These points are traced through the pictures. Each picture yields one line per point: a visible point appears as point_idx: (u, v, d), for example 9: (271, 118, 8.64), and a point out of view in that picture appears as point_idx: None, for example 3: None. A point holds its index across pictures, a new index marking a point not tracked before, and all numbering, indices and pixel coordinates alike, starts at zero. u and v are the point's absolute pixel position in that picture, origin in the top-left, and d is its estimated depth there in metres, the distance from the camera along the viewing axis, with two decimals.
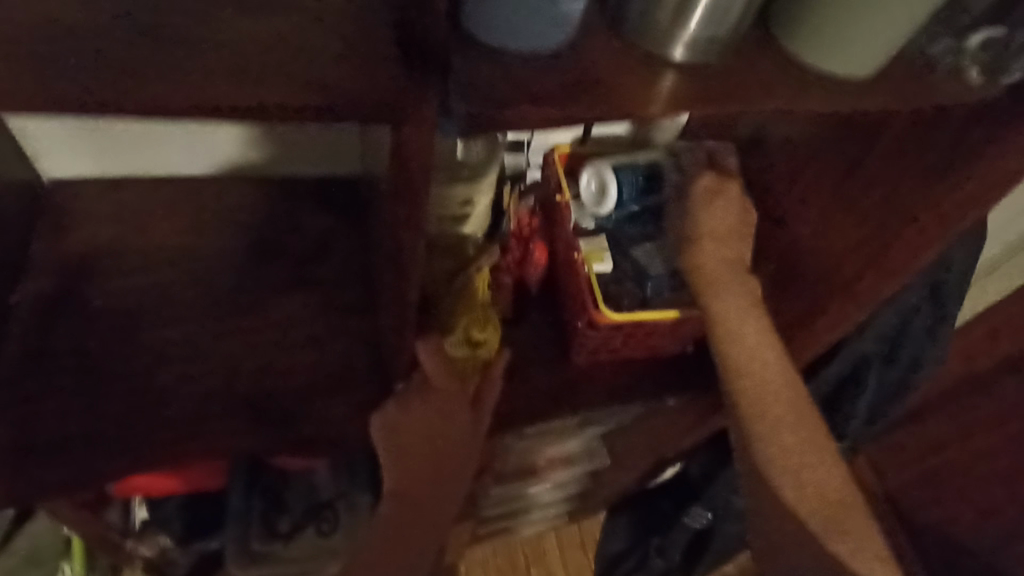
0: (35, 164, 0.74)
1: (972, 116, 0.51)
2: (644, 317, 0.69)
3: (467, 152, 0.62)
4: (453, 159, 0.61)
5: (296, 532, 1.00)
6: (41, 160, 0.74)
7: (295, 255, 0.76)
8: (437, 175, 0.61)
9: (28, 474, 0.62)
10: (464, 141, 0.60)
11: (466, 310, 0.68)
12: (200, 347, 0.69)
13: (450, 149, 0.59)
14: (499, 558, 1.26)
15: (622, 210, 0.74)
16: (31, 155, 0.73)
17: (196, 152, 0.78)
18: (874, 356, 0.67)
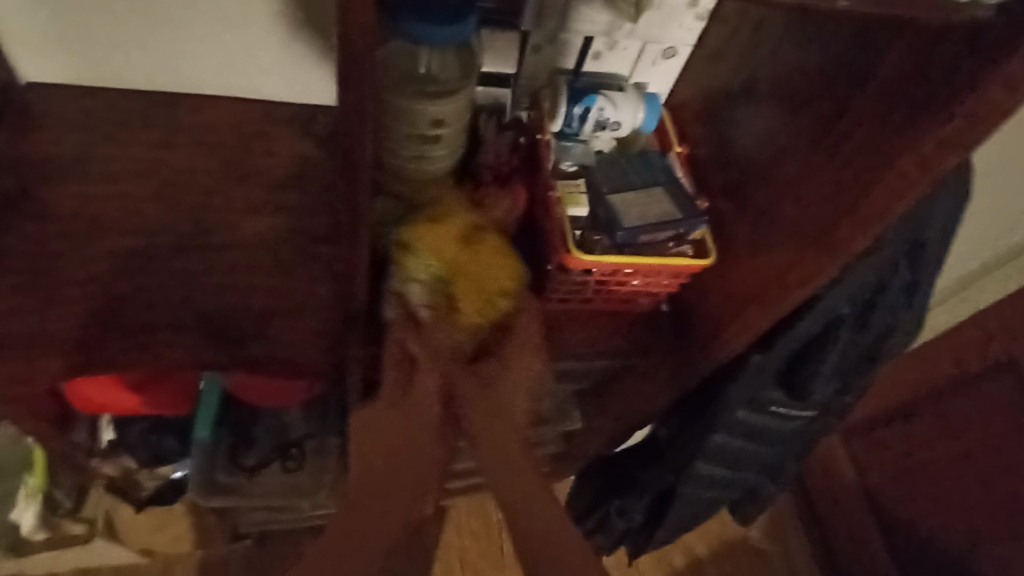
0: (12, 67, 0.72)
1: (967, 39, 0.44)
2: (640, 260, 0.66)
3: (431, 64, 0.60)
4: (416, 71, 0.60)
5: (262, 468, 1.00)
6: (19, 63, 0.72)
7: (266, 179, 0.73)
8: (397, 89, 0.59)
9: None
10: (429, 52, 0.59)
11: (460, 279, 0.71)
12: (157, 258, 0.68)
13: (410, 53, 0.58)
14: (472, 516, 1.27)
15: (578, 128, 0.72)
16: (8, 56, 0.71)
17: (180, 69, 0.75)
18: (848, 317, 0.63)
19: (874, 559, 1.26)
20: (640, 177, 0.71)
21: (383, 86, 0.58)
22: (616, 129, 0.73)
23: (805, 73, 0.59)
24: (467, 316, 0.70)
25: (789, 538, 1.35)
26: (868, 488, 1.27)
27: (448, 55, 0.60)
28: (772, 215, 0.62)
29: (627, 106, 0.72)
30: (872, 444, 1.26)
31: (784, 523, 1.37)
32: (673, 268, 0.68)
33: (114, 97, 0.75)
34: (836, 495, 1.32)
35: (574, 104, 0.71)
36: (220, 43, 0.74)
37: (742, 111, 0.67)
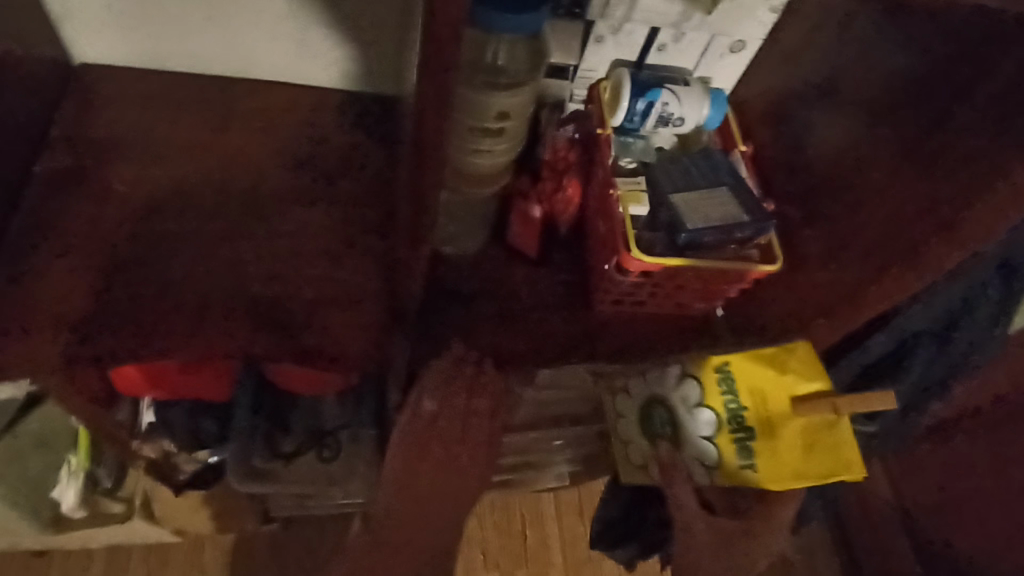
0: (67, 46, 0.72)
1: None
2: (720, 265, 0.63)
3: (509, 56, 0.57)
4: (494, 62, 0.57)
5: (298, 455, 0.99)
6: (75, 42, 0.72)
7: (319, 168, 0.73)
8: (470, 80, 0.57)
9: (30, 338, 0.60)
10: (511, 43, 0.56)
11: (764, 418, 0.65)
12: (209, 244, 0.67)
13: (491, 44, 0.55)
14: (496, 510, 1.25)
15: (639, 124, 0.69)
16: (64, 37, 0.71)
17: (231, 53, 0.75)
18: (925, 332, 0.63)
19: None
20: (703, 177, 0.68)
21: (461, 76, 0.56)
22: (679, 125, 0.70)
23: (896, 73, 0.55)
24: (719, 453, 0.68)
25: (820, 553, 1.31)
26: (904, 506, 1.22)
27: (522, 46, 0.57)
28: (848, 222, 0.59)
29: (693, 102, 0.69)
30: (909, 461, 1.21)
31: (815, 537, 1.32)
32: (736, 275, 0.65)
33: (171, 80, 0.75)
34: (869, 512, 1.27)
35: (638, 98, 0.68)
36: (274, 23, 0.72)
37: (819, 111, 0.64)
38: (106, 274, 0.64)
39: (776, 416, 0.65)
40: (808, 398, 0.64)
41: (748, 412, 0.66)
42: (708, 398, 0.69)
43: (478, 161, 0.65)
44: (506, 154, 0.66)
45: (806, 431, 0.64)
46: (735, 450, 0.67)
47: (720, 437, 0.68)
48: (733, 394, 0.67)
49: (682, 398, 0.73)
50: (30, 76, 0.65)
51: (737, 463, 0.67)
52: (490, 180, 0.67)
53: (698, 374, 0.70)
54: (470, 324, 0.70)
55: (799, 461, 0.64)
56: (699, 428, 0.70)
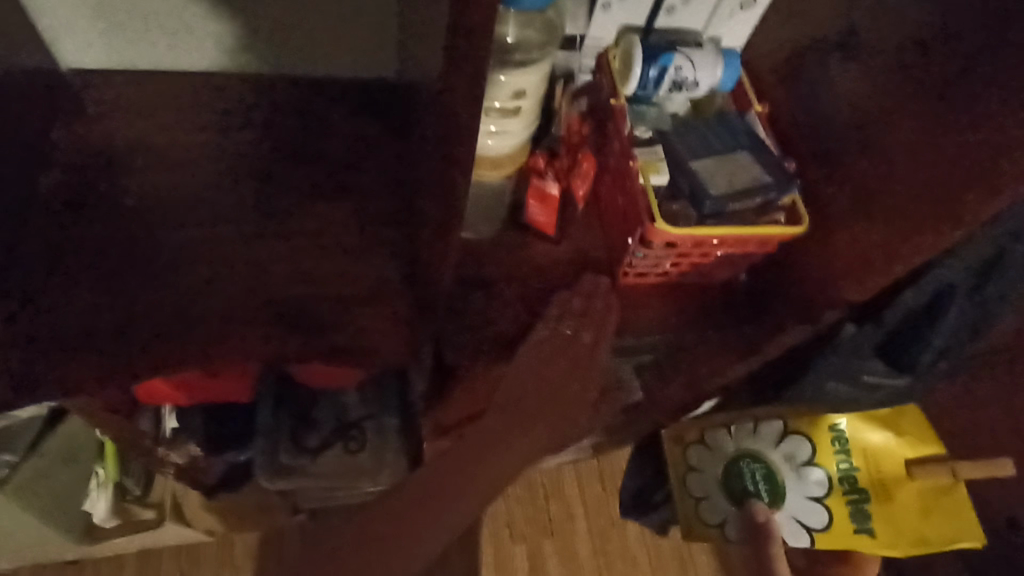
0: (52, 52, 0.70)
1: None
2: (745, 231, 0.62)
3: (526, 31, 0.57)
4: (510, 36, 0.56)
5: (325, 449, 0.97)
6: (59, 48, 0.70)
7: (326, 160, 0.71)
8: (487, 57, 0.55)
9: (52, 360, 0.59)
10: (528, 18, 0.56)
11: (879, 481, 0.80)
12: (222, 248, 0.66)
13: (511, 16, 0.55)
14: (518, 486, 1.26)
15: (652, 90, 0.67)
16: (48, 43, 0.69)
17: (220, 47, 0.73)
18: (959, 285, 0.61)
19: None
20: (723, 141, 0.67)
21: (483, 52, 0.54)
22: (694, 89, 0.68)
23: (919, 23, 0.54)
24: (863, 521, 0.78)
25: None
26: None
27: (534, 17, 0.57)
28: (876, 180, 0.58)
29: (706, 65, 0.67)
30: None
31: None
32: (762, 237, 0.64)
33: (168, 81, 0.74)
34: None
35: (650, 65, 0.66)
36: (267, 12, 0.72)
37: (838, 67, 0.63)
38: (126, 285, 0.63)
39: (890, 478, 0.79)
40: (924, 462, 0.79)
41: (862, 474, 0.80)
42: (820, 455, 0.80)
43: (494, 145, 0.63)
44: (520, 137, 0.63)
45: (922, 495, 0.78)
46: (848, 511, 0.78)
47: (832, 498, 0.79)
48: (846, 454, 0.80)
49: (788, 455, 0.83)
50: (24, 86, 0.63)
51: (855, 526, 0.78)
52: (512, 163, 0.65)
53: (809, 432, 0.82)
54: (494, 310, 0.69)
55: (919, 527, 0.76)
56: (808, 487, 0.80)
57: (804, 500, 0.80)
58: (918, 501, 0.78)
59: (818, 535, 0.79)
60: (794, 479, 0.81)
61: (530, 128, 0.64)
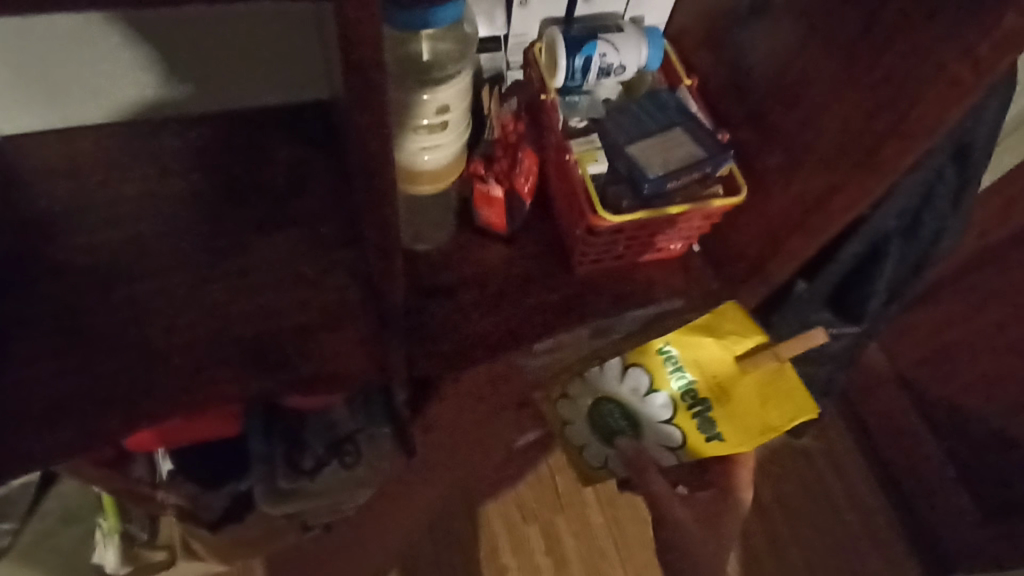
0: None
1: None
2: (683, 207, 0.64)
3: (437, 52, 0.60)
4: (423, 58, 0.60)
5: (322, 468, 0.97)
6: None
7: (270, 191, 0.72)
8: (402, 78, 0.58)
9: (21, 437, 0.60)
10: (434, 40, 0.60)
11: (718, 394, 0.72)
12: (178, 297, 0.66)
13: (418, 40, 0.59)
14: (522, 468, 1.29)
15: (580, 80, 0.68)
16: None
17: (147, 91, 0.73)
18: (893, 233, 0.63)
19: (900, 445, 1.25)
20: (655, 121, 0.68)
21: (393, 74, 0.57)
22: (622, 72, 0.69)
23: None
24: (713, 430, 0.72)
25: (835, 441, 1.32)
26: (898, 374, 1.22)
27: (444, 36, 0.61)
28: (800, 140, 0.60)
29: (630, 47, 0.68)
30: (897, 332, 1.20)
31: (828, 427, 1.33)
32: (703, 211, 0.65)
33: (93, 134, 0.73)
34: (870, 392, 1.27)
35: (573, 55, 0.66)
36: (177, 51, 0.71)
37: (754, 32, 0.64)
38: (87, 347, 0.64)
39: (724, 379, 0.72)
40: (751, 353, 0.71)
41: (698, 383, 0.73)
42: (656, 380, 0.75)
43: (431, 161, 0.64)
44: (457, 148, 0.66)
45: (761, 386, 0.70)
46: (695, 424, 0.73)
47: (679, 417, 0.74)
48: (680, 370, 0.73)
49: (631, 389, 0.77)
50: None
51: (704, 436, 0.73)
52: (451, 173, 0.67)
53: (642, 360, 0.76)
54: (458, 314, 0.71)
55: (759, 415, 0.70)
56: (658, 412, 0.76)
57: (659, 425, 0.76)
58: (758, 393, 0.70)
59: (682, 451, 0.76)
60: (639, 411, 0.77)
61: (463, 139, 0.66)
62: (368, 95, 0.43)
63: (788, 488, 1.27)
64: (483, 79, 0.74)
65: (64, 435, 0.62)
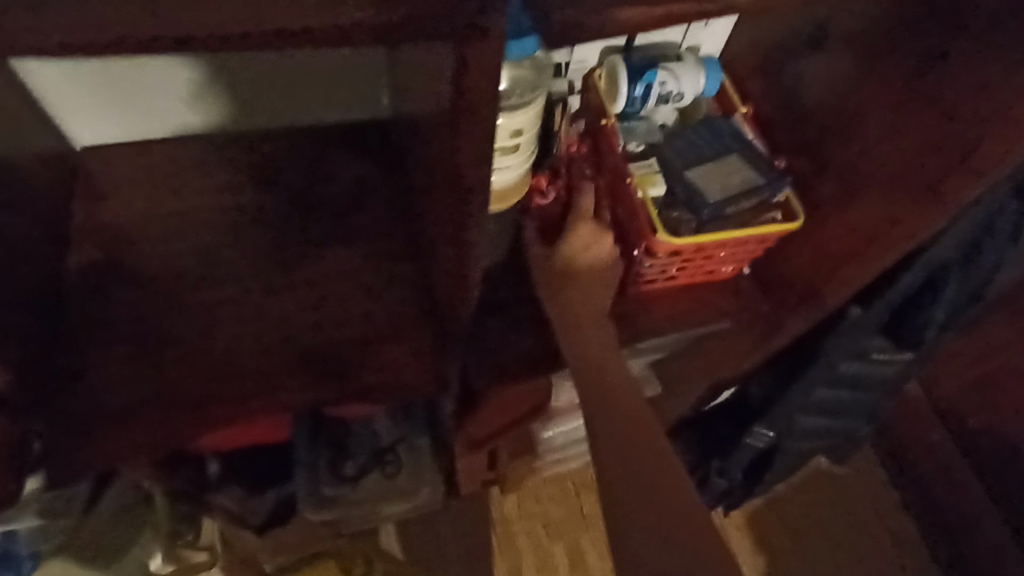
0: (64, 133, 0.74)
1: None
2: (743, 233, 0.65)
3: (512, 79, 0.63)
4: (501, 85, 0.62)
5: (364, 477, 1.01)
6: (70, 129, 0.74)
7: (335, 206, 0.76)
8: None
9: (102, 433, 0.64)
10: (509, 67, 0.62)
11: None
12: (248, 306, 0.70)
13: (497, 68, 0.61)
14: (552, 486, 1.29)
15: (639, 106, 0.70)
16: (59, 124, 0.73)
17: (221, 110, 0.77)
18: (951, 262, 0.64)
19: (877, 506, 1.26)
20: (711, 146, 0.69)
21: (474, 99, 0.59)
22: (679, 99, 0.71)
23: (882, 23, 0.59)
24: None
25: (869, 474, 1.28)
26: (936, 403, 1.21)
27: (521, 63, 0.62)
28: (862, 169, 0.62)
29: (689, 75, 0.70)
30: (939, 360, 1.19)
31: (863, 458, 1.30)
32: (761, 236, 0.66)
33: (170, 149, 0.77)
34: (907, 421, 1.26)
35: (635, 83, 0.68)
36: (254, 81, 0.75)
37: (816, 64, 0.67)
38: (165, 351, 0.67)
39: None
40: None
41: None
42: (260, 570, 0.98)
43: (498, 181, 0.67)
44: (524, 168, 0.68)
45: None
46: None
47: None
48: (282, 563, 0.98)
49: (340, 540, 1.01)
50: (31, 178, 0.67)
51: None
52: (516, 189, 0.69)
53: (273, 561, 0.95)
54: (513, 330, 0.73)
55: None
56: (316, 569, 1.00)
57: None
58: None
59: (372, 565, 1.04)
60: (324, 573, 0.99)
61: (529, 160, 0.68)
62: (456, 122, 0.46)
63: (821, 517, 1.24)
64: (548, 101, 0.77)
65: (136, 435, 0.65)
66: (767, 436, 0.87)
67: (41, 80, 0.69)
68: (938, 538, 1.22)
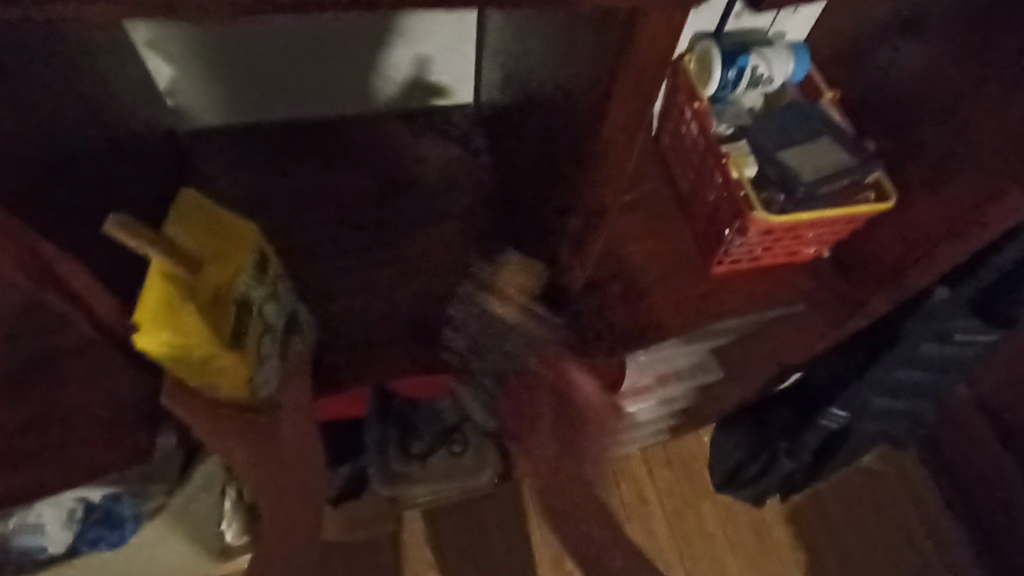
0: (177, 113, 0.79)
1: None
2: (840, 212, 0.67)
3: None
4: None
5: (430, 454, 1.06)
6: (183, 109, 0.79)
7: (426, 188, 0.79)
8: None
9: None
10: None
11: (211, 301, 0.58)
12: (348, 279, 0.73)
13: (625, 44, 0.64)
14: None
15: (730, 90, 0.72)
16: (173, 104, 0.78)
17: (322, 91, 0.82)
18: None
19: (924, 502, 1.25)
20: (801, 130, 0.71)
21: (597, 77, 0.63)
22: (769, 84, 0.73)
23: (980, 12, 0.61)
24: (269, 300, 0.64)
25: (911, 474, 1.27)
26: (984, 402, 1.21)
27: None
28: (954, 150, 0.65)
29: (780, 61, 0.72)
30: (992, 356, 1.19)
31: (904, 457, 1.28)
32: (852, 216, 0.68)
33: (268, 130, 0.82)
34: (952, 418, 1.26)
35: (728, 67, 0.70)
36: (359, 47, 0.80)
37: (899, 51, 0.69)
38: None
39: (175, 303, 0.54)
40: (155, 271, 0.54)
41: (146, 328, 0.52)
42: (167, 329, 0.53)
43: None
44: None
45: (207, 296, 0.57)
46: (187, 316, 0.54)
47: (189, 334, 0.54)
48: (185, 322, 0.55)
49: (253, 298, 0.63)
50: (154, 152, 0.71)
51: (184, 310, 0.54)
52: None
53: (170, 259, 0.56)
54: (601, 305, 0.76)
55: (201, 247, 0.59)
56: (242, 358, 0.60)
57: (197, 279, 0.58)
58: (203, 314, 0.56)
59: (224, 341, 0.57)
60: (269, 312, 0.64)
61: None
62: None
63: (864, 511, 1.24)
64: None
65: None
66: (841, 418, 0.89)
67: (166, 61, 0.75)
68: (985, 542, 1.20)
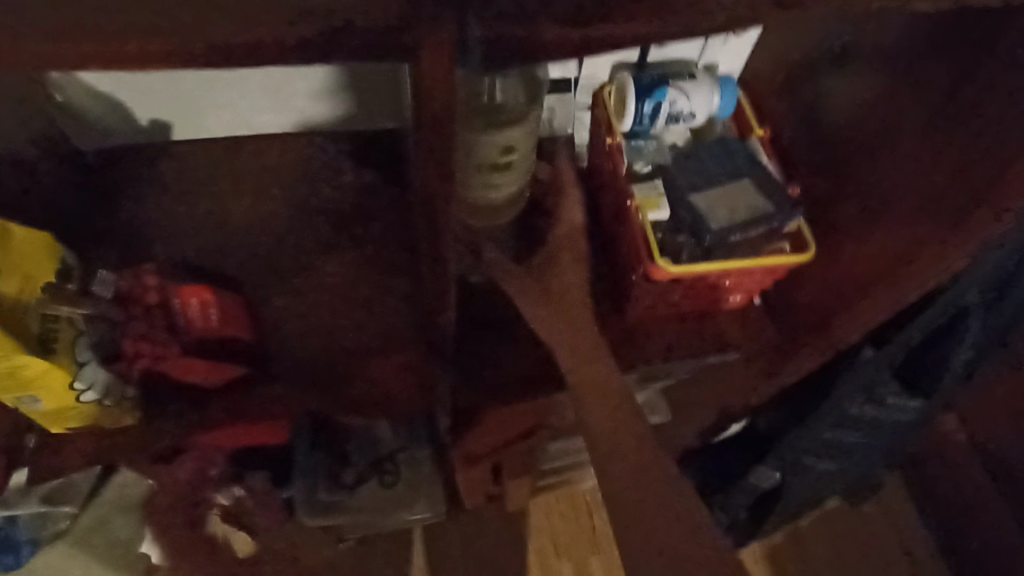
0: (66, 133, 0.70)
1: None
2: (749, 263, 0.62)
3: (504, 96, 0.62)
4: (493, 103, 0.62)
5: (361, 484, 0.98)
6: (71, 128, 0.70)
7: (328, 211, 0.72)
8: (471, 125, 0.60)
9: (70, 445, 0.61)
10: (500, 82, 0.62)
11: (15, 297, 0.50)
12: None
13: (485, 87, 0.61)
14: (559, 503, 1.16)
15: (647, 125, 0.68)
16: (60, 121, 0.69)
17: (229, 115, 0.72)
18: (977, 304, 0.61)
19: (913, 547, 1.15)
20: (722, 170, 0.66)
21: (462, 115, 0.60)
22: (691, 119, 0.68)
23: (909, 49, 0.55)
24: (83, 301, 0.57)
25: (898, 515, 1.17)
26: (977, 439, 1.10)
27: (516, 80, 0.62)
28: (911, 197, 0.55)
29: (701, 94, 0.67)
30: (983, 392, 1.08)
31: (891, 492, 1.16)
32: (769, 267, 0.63)
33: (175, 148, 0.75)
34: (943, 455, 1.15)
35: (643, 100, 0.66)
36: (270, 78, 0.70)
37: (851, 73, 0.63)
38: None
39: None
40: None
41: None
42: None
43: (492, 198, 0.68)
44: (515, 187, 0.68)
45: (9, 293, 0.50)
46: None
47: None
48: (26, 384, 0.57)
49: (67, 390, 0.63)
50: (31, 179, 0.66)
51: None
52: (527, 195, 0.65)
53: None
54: (507, 345, 0.70)
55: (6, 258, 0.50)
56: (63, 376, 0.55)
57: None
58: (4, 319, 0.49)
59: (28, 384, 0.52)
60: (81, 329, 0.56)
61: (524, 178, 0.68)
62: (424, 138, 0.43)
63: None
64: (552, 132, 0.78)
65: (102, 451, 0.62)
66: (776, 476, 0.83)
67: (73, 89, 0.67)
68: None
